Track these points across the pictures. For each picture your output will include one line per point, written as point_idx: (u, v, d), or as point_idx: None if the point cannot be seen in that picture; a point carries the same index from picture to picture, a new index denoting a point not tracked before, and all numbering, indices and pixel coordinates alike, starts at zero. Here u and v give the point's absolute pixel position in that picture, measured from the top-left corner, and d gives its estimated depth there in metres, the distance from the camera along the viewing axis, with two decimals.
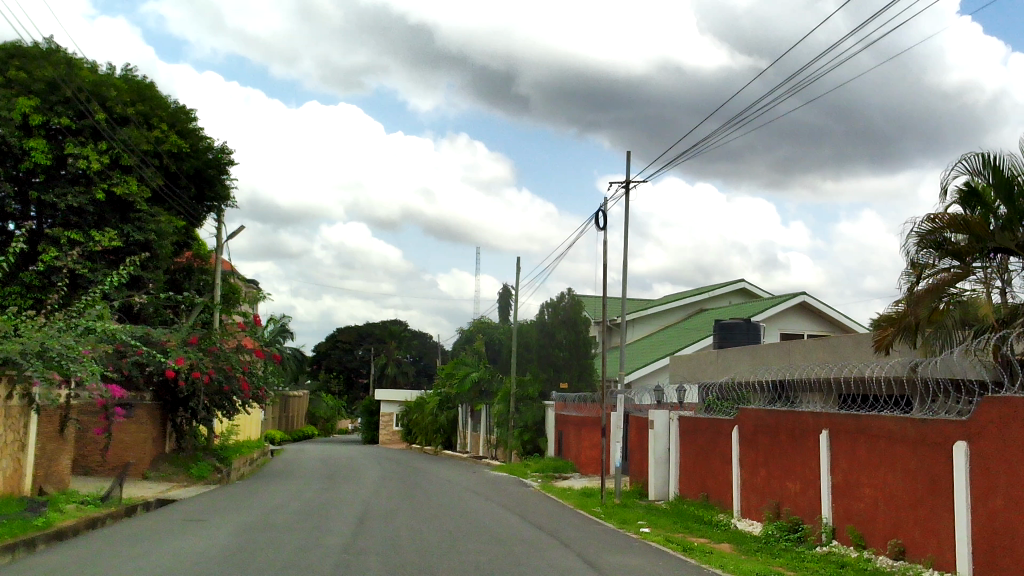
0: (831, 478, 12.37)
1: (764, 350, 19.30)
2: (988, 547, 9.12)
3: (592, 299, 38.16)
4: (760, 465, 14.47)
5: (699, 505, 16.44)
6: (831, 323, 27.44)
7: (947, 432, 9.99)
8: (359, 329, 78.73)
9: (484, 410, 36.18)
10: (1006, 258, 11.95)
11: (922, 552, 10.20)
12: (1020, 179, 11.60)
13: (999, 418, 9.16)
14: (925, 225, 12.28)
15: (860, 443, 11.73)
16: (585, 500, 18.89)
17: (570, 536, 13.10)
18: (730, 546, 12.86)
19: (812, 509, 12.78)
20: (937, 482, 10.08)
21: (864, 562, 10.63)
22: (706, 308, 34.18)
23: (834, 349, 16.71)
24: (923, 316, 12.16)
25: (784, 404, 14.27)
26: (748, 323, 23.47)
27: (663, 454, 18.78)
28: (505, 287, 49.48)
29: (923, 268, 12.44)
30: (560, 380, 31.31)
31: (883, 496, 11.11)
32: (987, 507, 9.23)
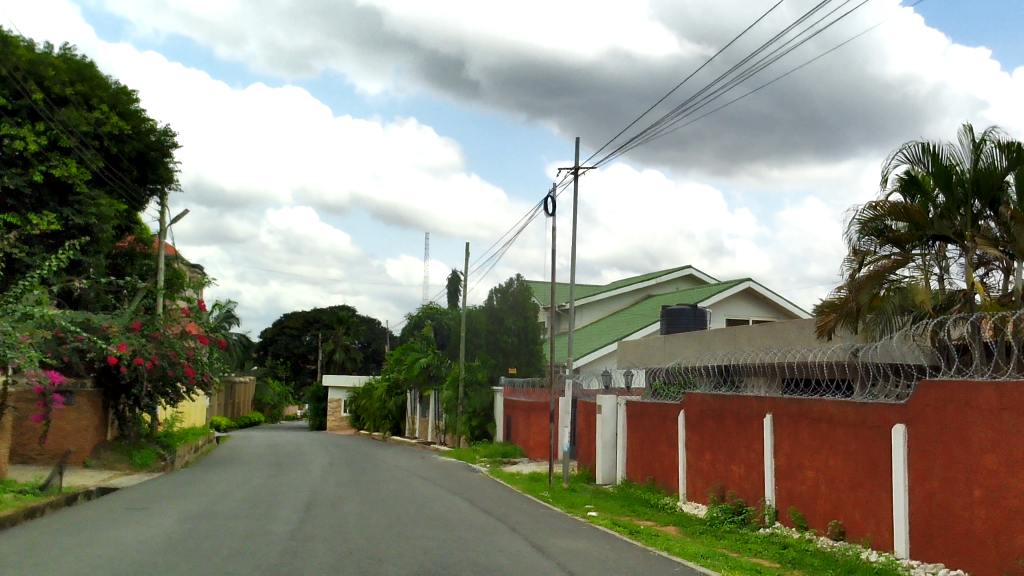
0: (773, 460, 12.59)
1: (710, 336, 19.54)
2: (925, 528, 9.37)
3: (541, 285, 38.26)
4: (705, 448, 14.67)
5: (646, 488, 16.64)
6: (775, 309, 27.88)
7: (886, 415, 10.22)
8: (306, 315, 77.99)
9: (432, 396, 36.13)
10: (943, 246, 12.34)
11: (861, 532, 10.45)
12: (958, 169, 11.93)
13: (936, 401, 9.39)
14: (867, 213, 12.49)
15: (802, 426, 11.94)
16: (533, 484, 18.96)
17: (518, 521, 13.13)
18: (676, 529, 13.03)
19: (755, 492, 13.00)
20: (876, 465, 10.32)
21: (806, 543, 10.85)
22: (654, 294, 34.50)
23: (778, 334, 16.98)
24: (864, 303, 12.37)
25: (729, 388, 14.48)
26: (695, 309, 23.71)
27: (610, 438, 18.94)
28: (454, 272, 49.33)
29: (864, 255, 12.63)
30: (509, 366, 31.39)
31: (824, 478, 11.35)
32: (923, 489, 9.49)
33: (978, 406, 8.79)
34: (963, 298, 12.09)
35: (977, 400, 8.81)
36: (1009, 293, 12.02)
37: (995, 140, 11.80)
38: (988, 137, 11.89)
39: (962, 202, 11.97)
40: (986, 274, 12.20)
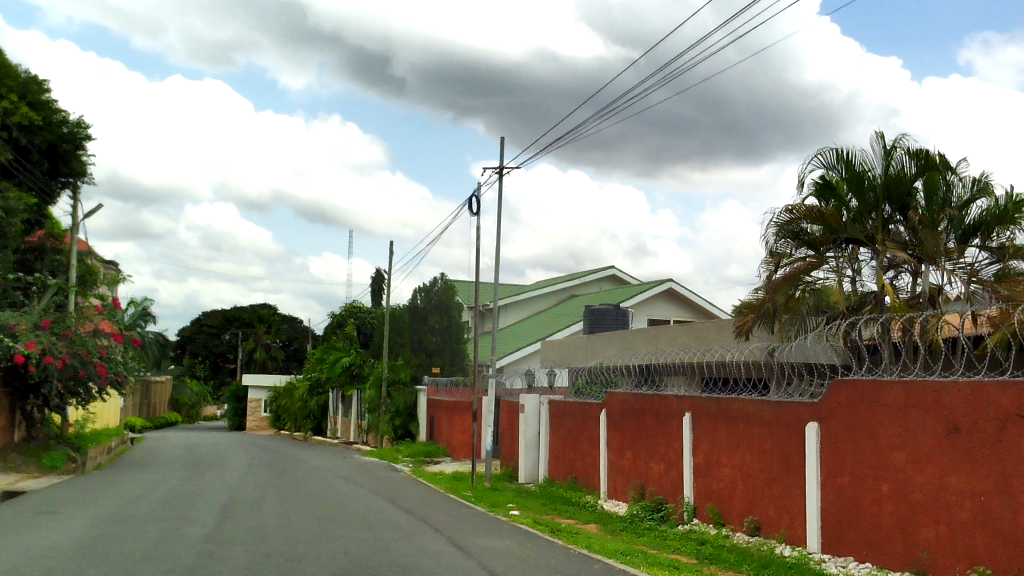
0: (692, 458, 12.79)
1: (632, 336, 19.81)
2: (836, 522, 9.65)
3: (465, 285, 38.24)
4: (626, 447, 14.85)
5: (567, 486, 16.76)
6: (696, 309, 28.37)
7: (800, 414, 10.47)
8: (225, 313, 76.54)
9: (354, 395, 35.81)
10: (855, 249, 12.71)
11: (775, 527, 10.71)
12: (871, 174, 12.35)
13: (848, 400, 9.65)
14: (783, 216, 12.79)
15: (720, 424, 12.17)
16: (456, 484, 18.92)
17: (440, 520, 13.10)
18: (596, 527, 13.14)
19: (675, 489, 13.20)
20: (790, 461, 10.58)
21: (723, 539, 11.06)
22: (577, 294, 34.77)
23: (697, 334, 17.30)
24: (781, 303, 12.65)
25: (650, 387, 14.65)
26: (617, 310, 23.97)
27: (533, 437, 19.01)
28: (378, 271, 48.95)
29: (781, 257, 12.89)
30: (432, 365, 31.32)
31: (740, 475, 11.58)
32: (835, 484, 9.76)
33: (887, 405, 9.07)
34: (874, 300, 12.48)
35: (886, 399, 9.09)
36: (917, 296, 12.45)
37: (904, 147, 12.29)
38: (898, 144, 12.37)
39: (874, 206, 12.41)
40: (896, 277, 12.59)
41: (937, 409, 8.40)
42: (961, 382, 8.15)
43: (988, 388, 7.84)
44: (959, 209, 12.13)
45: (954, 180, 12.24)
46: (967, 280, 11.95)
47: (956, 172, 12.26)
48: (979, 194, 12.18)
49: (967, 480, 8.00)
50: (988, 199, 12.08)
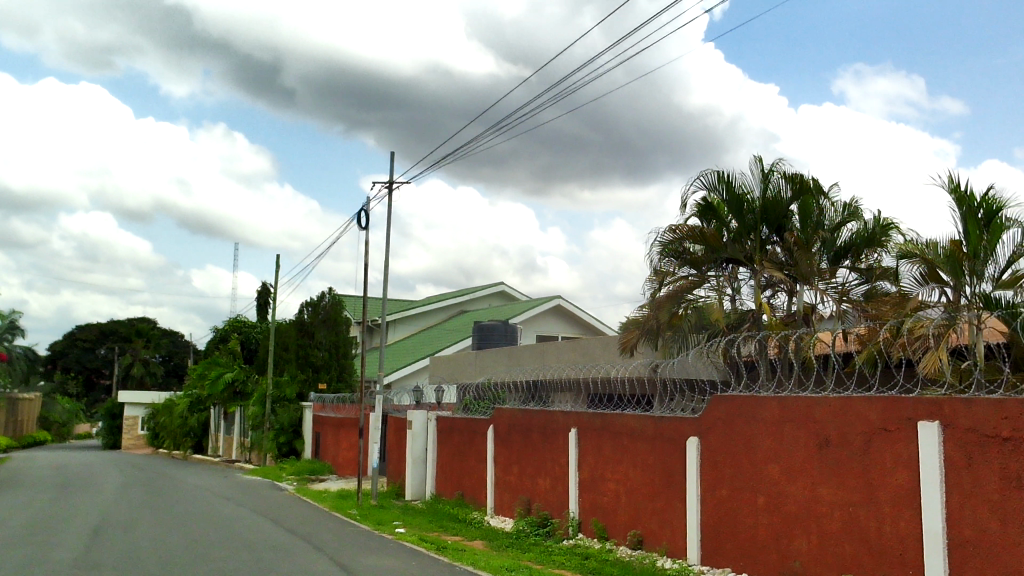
0: (577, 473, 12.95)
1: (519, 352, 19.95)
2: (714, 534, 9.93)
3: (353, 298, 37.79)
4: (513, 463, 14.90)
5: (454, 503, 16.71)
6: (583, 326, 28.80)
7: (680, 428, 10.74)
8: (101, 327, 73.59)
9: (236, 412, 34.85)
10: (735, 269, 13.13)
11: (657, 540, 10.94)
12: (749, 197, 12.82)
13: (726, 415, 9.94)
14: (667, 235, 13.12)
15: (604, 439, 12.37)
16: (341, 502, 18.58)
17: (325, 539, 12.87)
18: (482, 543, 13.12)
19: (560, 505, 13.33)
20: (671, 475, 10.82)
21: (607, 553, 11.20)
22: (466, 310, 34.81)
23: (584, 350, 17.56)
24: (664, 320, 13.00)
25: (537, 403, 14.76)
26: (506, 326, 24.12)
27: (420, 453, 18.86)
28: (263, 283, 47.89)
29: (664, 275, 13.19)
30: (319, 381, 30.72)
31: (624, 489, 11.77)
32: (714, 496, 10.03)
33: (763, 419, 9.38)
34: (752, 318, 12.90)
35: (762, 414, 9.40)
36: (793, 315, 12.94)
37: (781, 172, 12.81)
38: (775, 168, 12.88)
39: (752, 228, 12.89)
40: (773, 296, 13.05)
41: (809, 423, 8.74)
42: (830, 397, 8.51)
43: (856, 402, 8.20)
44: (831, 231, 12.70)
45: (827, 205, 12.82)
46: (838, 299, 12.52)
47: (828, 197, 12.85)
48: (849, 217, 12.79)
49: (837, 491, 8.33)
50: (858, 223, 12.68)
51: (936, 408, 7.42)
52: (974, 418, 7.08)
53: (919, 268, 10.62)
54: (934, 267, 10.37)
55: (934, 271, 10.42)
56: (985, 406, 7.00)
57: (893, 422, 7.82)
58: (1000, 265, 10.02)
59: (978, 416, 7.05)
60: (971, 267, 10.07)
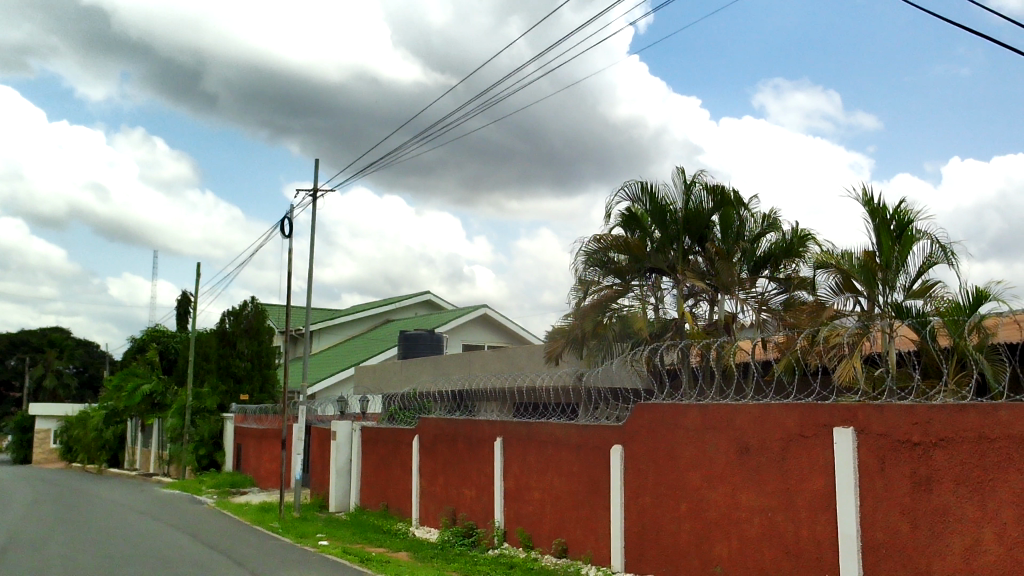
0: (503, 482, 12.95)
1: (445, 361, 19.88)
2: (638, 541, 10.01)
3: (277, 307, 37.20)
4: (438, 473, 14.82)
5: (379, 514, 16.54)
6: (509, 335, 28.85)
7: (605, 437, 10.81)
8: (11, 337, 71.11)
9: (154, 425, 33.96)
10: (658, 278, 13.30)
11: (582, 548, 10.99)
12: (672, 207, 13.04)
13: (649, 423, 10.05)
14: (592, 245, 13.25)
15: (530, 448, 12.38)
16: (262, 515, 18.22)
17: (243, 554, 12.56)
18: (406, 554, 12.98)
19: (486, 514, 13.31)
20: (595, 483, 10.89)
21: (532, 562, 11.21)
22: (392, 319, 34.55)
23: (510, 359, 17.59)
24: (589, 329, 13.12)
25: (462, 412, 14.73)
26: (431, 335, 23.99)
27: (344, 464, 18.60)
28: (183, 292, 46.85)
29: (589, 285, 13.29)
30: (240, 393, 30.18)
31: (548, 498, 11.81)
32: (637, 503, 10.12)
33: (685, 427, 9.51)
34: (675, 326, 13.07)
35: (684, 421, 9.53)
36: (714, 323, 13.15)
37: (702, 183, 13.05)
38: (697, 179, 13.12)
39: (674, 238, 13.10)
40: (695, 304, 13.22)
41: (730, 431, 8.88)
42: (749, 404, 8.67)
43: (774, 410, 8.38)
44: (751, 242, 12.97)
45: (747, 216, 13.10)
46: (757, 308, 12.78)
47: (748, 208, 13.13)
48: (769, 228, 13.07)
49: (756, 497, 8.49)
50: (777, 234, 12.96)
51: (851, 414, 7.61)
52: (887, 423, 7.29)
53: (834, 278, 10.89)
54: (849, 277, 10.65)
55: (849, 281, 10.70)
56: (896, 411, 7.22)
57: (809, 428, 8.00)
58: (911, 275, 10.36)
59: (891, 421, 7.27)
60: (884, 278, 10.40)
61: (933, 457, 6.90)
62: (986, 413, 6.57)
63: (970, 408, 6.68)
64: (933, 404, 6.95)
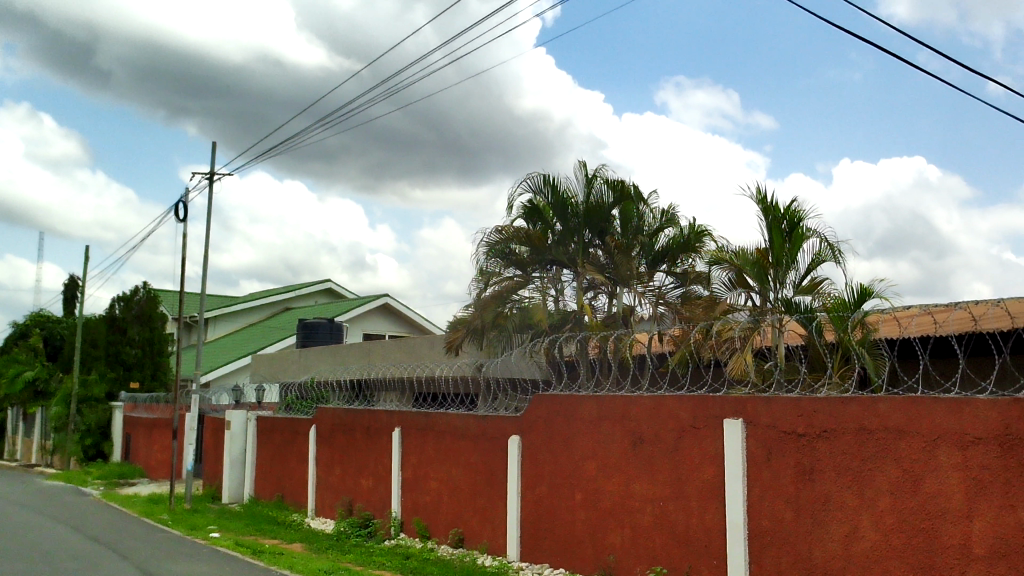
0: (400, 472, 12.89)
1: (344, 350, 19.63)
2: (533, 530, 10.12)
3: (170, 293, 36.09)
4: (335, 463, 14.66)
5: (273, 505, 16.24)
6: (410, 324, 28.69)
7: (503, 427, 10.85)
8: None
9: (36, 414, 32.55)
10: (559, 270, 13.41)
11: (479, 538, 11.04)
12: (573, 200, 13.16)
13: (546, 414, 10.14)
14: (494, 236, 13.28)
15: (428, 439, 12.35)
16: (151, 507, 17.67)
17: (130, 548, 12.16)
18: (301, 546, 12.77)
19: (383, 504, 13.23)
20: (492, 474, 10.95)
21: (427, 552, 11.20)
22: (290, 307, 33.95)
23: (410, 349, 17.50)
24: (489, 320, 13.15)
25: (361, 402, 14.59)
26: (331, 324, 23.66)
27: (238, 455, 18.21)
28: (69, 277, 45.03)
29: (490, 276, 13.33)
30: (130, 381, 29.25)
31: (445, 488, 11.83)
32: (534, 494, 10.21)
33: (582, 418, 9.62)
34: (574, 318, 13.23)
35: (580, 413, 9.65)
36: (612, 316, 13.34)
37: (603, 177, 13.22)
38: (599, 173, 13.28)
39: (575, 231, 13.24)
40: (594, 297, 13.37)
41: (625, 422, 9.04)
42: (644, 396, 8.83)
43: (667, 402, 8.57)
44: (649, 236, 13.20)
45: (646, 210, 13.31)
46: (655, 302, 13.03)
47: (647, 203, 13.35)
48: (667, 223, 13.31)
49: (648, 487, 8.68)
50: (674, 229, 13.22)
51: (740, 407, 7.83)
52: (774, 415, 7.54)
53: (728, 273, 11.19)
54: (742, 273, 10.96)
55: (741, 277, 11.02)
56: (783, 404, 7.47)
57: (701, 419, 8.20)
58: (800, 272, 10.72)
59: (777, 413, 7.52)
60: (775, 275, 10.75)
61: (816, 448, 7.17)
62: (866, 406, 6.84)
63: (850, 401, 6.97)
64: (818, 398, 7.21)
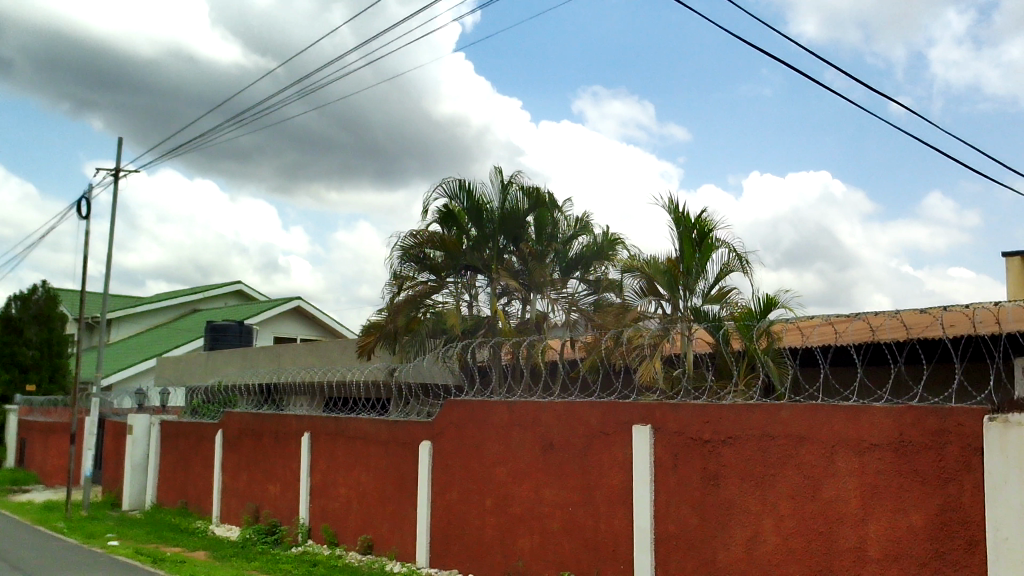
0: (309, 478, 12.69)
1: (254, 354, 19.25)
2: (443, 536, 10.09)
3: (71, 292, 34.84)
4: (242, 469, 14.36)
5: (176, 512, 15.81)
6: (322, 327, 28.30)
7: (414, 433, 10.78)
8: None
9: None
10: (473, 275, 13.41)
11: (388, 544, 10.95)
12: (489, 206, 13.17)
13: (457, 420, 10.11)
14: (408, 240, 13.21)
15: (338, 444, 12.19)
16: (47, 514, 17.02)
17: (21, 557, 11.66)
18: (204, 554, 12.44)
19: (290, 511, 13.00)
20: (403, 479, 10.86)
21: (335, 559, 11.05)
22: (199, 309, 33.13)
23: (322, 353, 17.26)
24: (402, 325, 13.05)
25: (270, 407, 14.33)
26: (240, 326, 23.16)
27: (140, 460, 17.68)
28: None
29: (403, 280, 13.25)
30: (26, 383, 28.14)
31: (354, 494, 11.69)
32: (444, 500, 10.17)
33: (493, 424, 9.62)
34: (487, 324, 13.23)
35: (492, 418, 9.65)
36: (525, 322, 13.39)
37: (519, 184, 13.27)
38: (514, 180, 13.33)
39: (490, 237, 13.25)
40: (508, 303, 13.40)
41: (536, 428, 9.08)
42: (555, 402, 8.89)
43: (577, 408, 8.64)
44: (563, 243, 13.32)
45: (560, 217, 13.42)
46: (568, 309, 13.14)
47: (562, 210, 13.46)
48: (581, 231, 13.47)
49: (558, 492, 8.73)
50: (588, 236, 13.38)
51: (649, 413, 7.94)
52: (680, 422, 7.68)
53: (639, 282, 11.36)
54: (653, 281, 11.14)
55: (652, 285, 11.20)
56: (690, 410, 7.61)
57: (611, 426, 8.29)
58: (709, 281, 10.93)
59: (684, 420, 7.65)
60: (684, 284, 10.92)
61: (721, 454, 7.32)
62: (768, 413, 7.02)
63: (754, 408, 7.14)
64: (723, 405, 7.36)
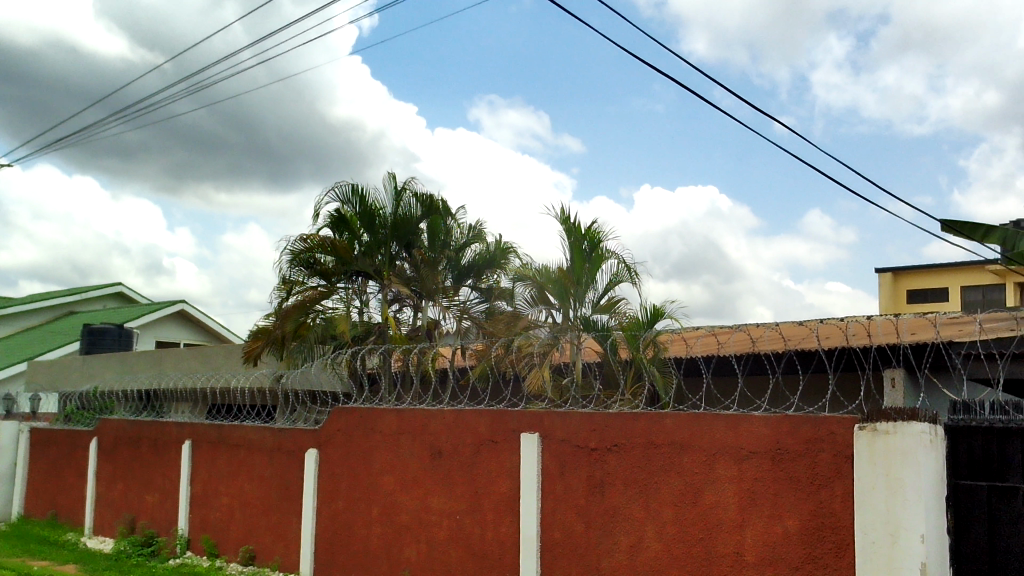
0: (190, 487, 12.29)
1: (133, 358, 18.57)
2: (328, 545, 9.91)
3: None
4: (117, 479, 13.80)
5: (45, 523, 15.09)
6: (207, 332, 27.53)
7: (300, 441, 10.56)
8: None
9: None
10: (364, 281, 13.26)
11: (270, 555, 10.70)
12: (381, 211, 13.04)
13: (345, 427, 9.96)
14: (298, 244, 12.94)
15: (220, 452, 11.84)
16: None
17: None
18: (75, 567, 11.90)
19: (168, 521, 12.57)
20: (288, 488, 10.63)
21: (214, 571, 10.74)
22: (75, 311, 31.75)
23: (205, 357, 16.78)
24: (290, 330, 12.76)
25: (149, 413, 13.83)
26: (119, 330, 22.28)
27: (7, 469, 16.80)
28: None
29: (292, 285, 12.98)
30: None
31: (237, 503, 11.38)
32: (330, 509, 9.99)
33: (381, 432, 9.51)
34: (378, 331, 13.10)
35: (380, 426, 9.54)
36: (416, 329, 13.32)
37: (412, 191, 13.21)
38: (408, 186, 13.25)
39: (382, 243, 13.07)
40: (399, 310, 13.29)
41: (424, 436, 9.03)
42: (444, 410, 8.86)
43: (466, 416, 8.63)
44: (455, 251, 13.34)
45: (453, 225, 13.43)
46: (459, 316, 13.15)
47: (455, 218, 13.47)
48: (474, 239, 13.52)
49: (445, 500, 8.70)
50: (481, 244, 13.45)
51: (537, 422, 8.00)
52: (568, 430, 7.75)
53: (530, 290, 11.46)
54: (544, 290, 11.25)
55: (543, 294, 11.31)
56: (578, 419, 7.69)
57: (499, 434, 8.31)
58: (599, 291, 11.07)
59: (571, 428, 7.73)
60: (575, 294, 11.03)
61: (607, 461, 7.43)
62: (653, 422, 7.16)
63: (640, 416, 7.27)
64: (610, 413, 7.48)
